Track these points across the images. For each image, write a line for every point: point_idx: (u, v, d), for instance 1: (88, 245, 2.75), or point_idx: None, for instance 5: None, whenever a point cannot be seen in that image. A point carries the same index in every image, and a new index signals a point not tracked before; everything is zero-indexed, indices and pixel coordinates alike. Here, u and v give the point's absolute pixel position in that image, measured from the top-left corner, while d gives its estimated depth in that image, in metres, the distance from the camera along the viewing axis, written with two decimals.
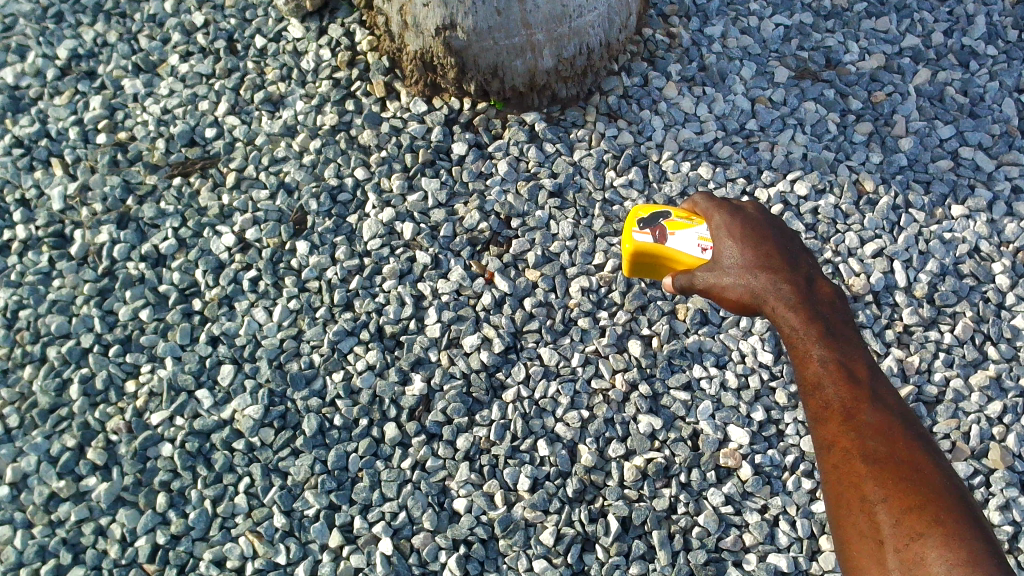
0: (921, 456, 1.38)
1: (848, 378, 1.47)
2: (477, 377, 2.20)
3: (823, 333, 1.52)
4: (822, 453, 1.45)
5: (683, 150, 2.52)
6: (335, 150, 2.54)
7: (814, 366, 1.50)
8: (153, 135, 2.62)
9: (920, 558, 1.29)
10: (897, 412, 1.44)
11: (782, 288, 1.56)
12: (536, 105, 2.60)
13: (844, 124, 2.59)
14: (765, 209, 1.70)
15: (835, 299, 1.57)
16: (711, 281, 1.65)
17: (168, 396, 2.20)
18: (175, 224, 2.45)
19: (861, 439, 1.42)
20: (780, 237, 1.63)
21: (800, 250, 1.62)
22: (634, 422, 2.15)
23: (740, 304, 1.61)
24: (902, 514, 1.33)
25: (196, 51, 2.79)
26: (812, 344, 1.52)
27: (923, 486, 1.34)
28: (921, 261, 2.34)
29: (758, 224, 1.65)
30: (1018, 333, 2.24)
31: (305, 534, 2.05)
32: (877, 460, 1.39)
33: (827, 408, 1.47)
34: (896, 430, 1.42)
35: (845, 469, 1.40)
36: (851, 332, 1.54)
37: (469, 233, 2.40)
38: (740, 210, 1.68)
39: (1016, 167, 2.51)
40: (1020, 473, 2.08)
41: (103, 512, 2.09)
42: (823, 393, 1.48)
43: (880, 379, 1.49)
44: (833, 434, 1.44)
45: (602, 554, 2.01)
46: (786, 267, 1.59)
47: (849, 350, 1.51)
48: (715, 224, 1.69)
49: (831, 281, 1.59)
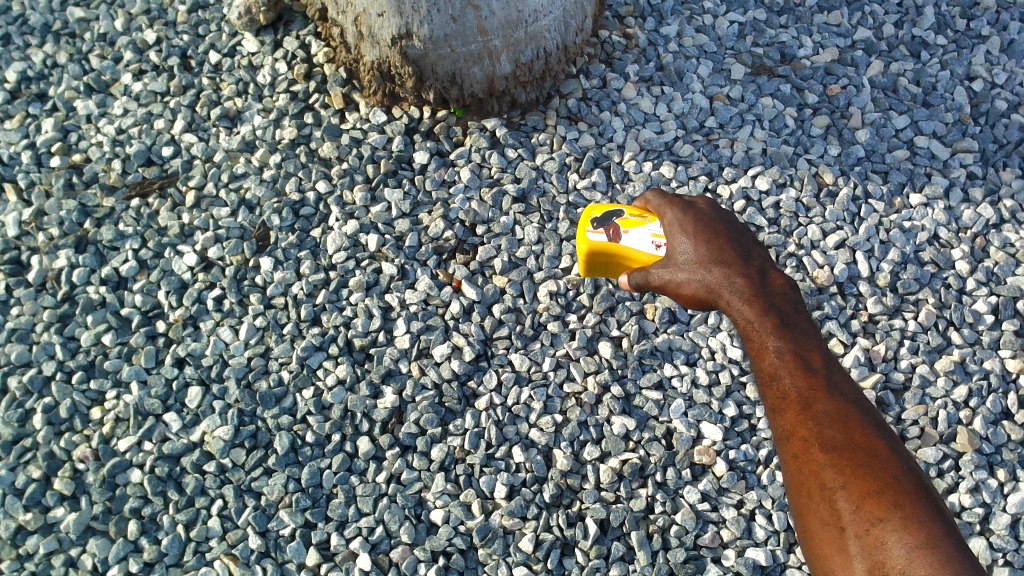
0: (878, 441, 1.38)
1: (804, 368, 1.48)
2: (449, 387, 2.18)
3: (777, 324, 1.52)
4: (781, 444, 1.45)
5: (644, 150, 2.53)
6: (296, 163, 2.51)
7: (770, 357, 1.51)
8: (108, 155, 2.58)
9: (881, 542, 1.27)
10: (853, 399, 1.44)
11: (736, 282, 1.57)
12: (497, 110, 2.60)
13: (802, 118, 2.61)
14: (717, 204, 1.70)
15: (789, 290, 1.57)
16: (667, 277, 1.66)
17: (135, 421, 2.17)
18: (135, 245, 2.41)
19: (819, 427, 1.41)
20: (733, 231, 1.63)
21: (752, 243, 1.63)
22: (608, 424, 2.15)
23: (696, 299, 1.62)
24: (861, 499, 1.31)
25: (149, 69, 2.75)
26: (768, 335, 1.52)
27: (881, 470, 1.33)
28: (883, 250, 2.37)
29: (710, 220, 1.65)
30: (980, 318, 2.28)
31: (281, 554, 2.03)
32: (834, 447, 1.38)
33: (784, 398, 1.47)
34: (853, 417, 1.42)
35: (804, 457, 1.40)
36: (806, 323, 1.54)
37: (435, 242, 2.38)
38: (692, 206, 1.67)
39: (970, 153, 2.55)
40: (988, 455, 2.11)
41: (73, 543, 2.05)
42: (780, 384, 1.48)
43: (836, 367, 1.49)
44: (791, 424, 1.44)
45: (582, 557, 2.00)
46: (739, 260, 1.59)
47: (804, 341, 1.51)
48: (668, 221, 1.69)
49: (784, 273, 1.60)
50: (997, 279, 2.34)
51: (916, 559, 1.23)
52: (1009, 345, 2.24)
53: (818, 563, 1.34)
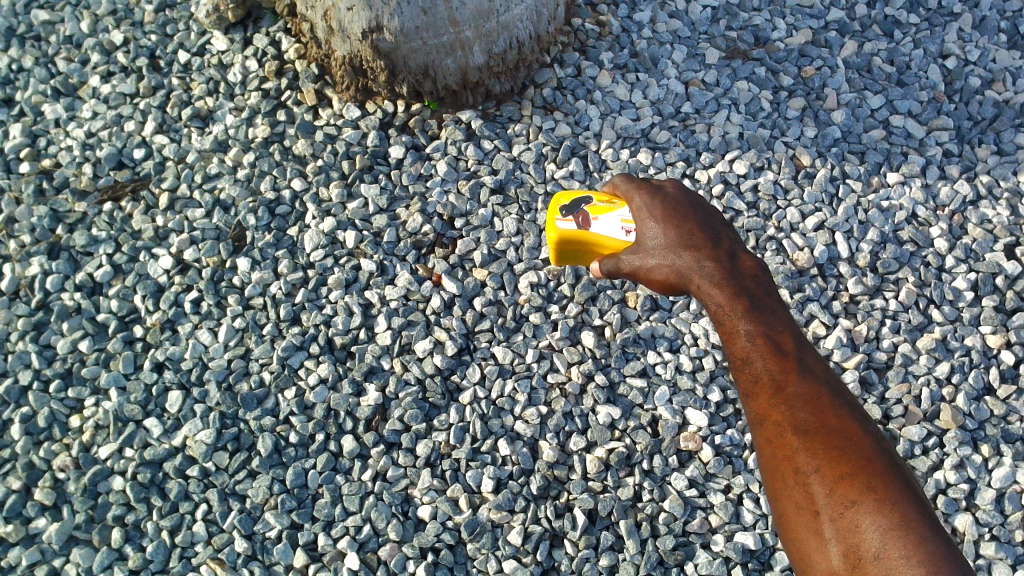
0: (852, 423, 1.34)
1: (776, 351, 1.43)
2: (432, 382, 2.17)
3: (748, 307, 1.48)
4: (754, 429, 1.41)
5: (621, 138, 2.52)
6: (270, 162, 2.48)
7: (741, 341, 1.46)
8: (79, 160, 2.54)
9: (855, 525, 1.24)
10: (826, 381, 1.40)
11: (705, 265, 1.53)
12: (471, 102, 2.58)
13: (778, 101, 2.61)
14: (685, 187, 1.67)
15: (759, 271, 1.53)
16: (636, 263, 1.61)
17: (115, 427, 2.14)
18: (109, 250, 2.38)
19: (791, 410, 1.37)
20: (701, 214, 1.60)
21: (721, 225, 1.59)
22: (593, 413, 2.14)
23: (666, 284, 1.57)
24: (835, 482, 1.28)
25: (117, 70, 2.71)
26: (738, 318, 1.48)
27: (855, 451, 1.30)
28: (862, 230, 2.37)
29: (678, 204, 1.61)
30: (959, 295, 2.29)
31: (268, 556, 2.01)
32: (807, 430, 1.34)
33: (756, 382, 1.42)
34: (826, 399, 1.37)
35: (777, 442, 1.36)
36: (776, 304, 1.49)
37: (413, 237, 2.37)
38: (660, 190, 1.65)
39: (945, 131, 2.55)
40: (971, 431, 2.12)
41: (56, 554, 2.02)
42: (752, 368, 1.44)
43: (809, 349, 1.45)
44: (764, 408, 1.40)
45: (571, 548, 2.00)
46: (708, 243, 1.55)
47: (775, 322, 1.47)
48: (636, 206, 1.66)
49: (753, 254, 1.55)
50: (976, 256, 2.35)
51: (890, 542, 1.20)
52: (988, 322, 2.25)
53: (794, 549, 1.31)
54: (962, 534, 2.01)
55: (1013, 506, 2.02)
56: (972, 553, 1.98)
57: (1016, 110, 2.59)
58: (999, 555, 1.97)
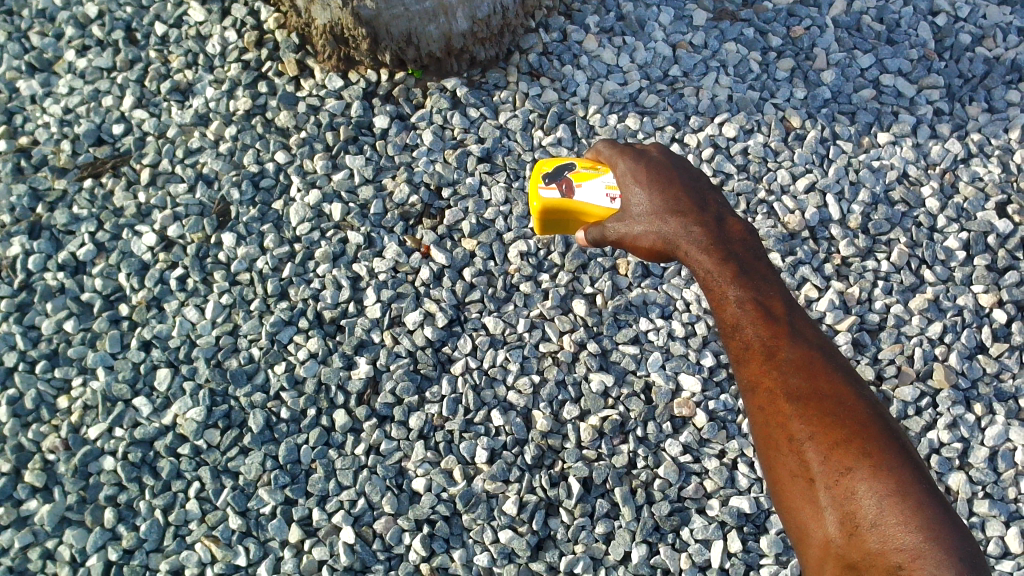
0: (845, 388, 1.32)
1: (766, 316, 1.41)
2: (423, 353, 2.15)
3: (737, 272, 1.45)
4: (746, 396, 1.38)
5: (609, 103, 2.48)
6: (252, 135, 2.44)
7: (730, 307, 1.44)
8: (57, 137, 2.49)
9: (851, 492, 1.23)
10: (818, 345, 1.38)
11: (693, 231, 1.49)
12: (456, 70, 2.53)
13: (766, 62, 2.58)
14: (670, 151, 1.63)
15: (747, 235, 1.49)
16: (623, 231, 1.59)
17: (104, 407, 2.12)
18: (91, 228, 2.34)
19: (783, 377, 1.35)
20: (687, 178, 1.56)
21: (707, 189, 1.55)
22: (586, 382, 2.13)
23: (653, 252, 1.55)
24: (829, 449, 1.26)
25: (93, 44, 2.65)
26: (727, 285, 1.45)
27: (849, 417, 1.28)
28: (852, 192, 2.36)
29: (664, 168, 1.57)
30: (952, 254, 2.28)
31: (263, 533, 2.00)
32: (800, 396, 1.32)
33: (747, 348, 1.40)
34: (818, 363, 1.35)
35: (769, 409, 1.34)
36: (766, 268, 1.47)
37: (401, 208, 2.33)
38: (644, 154, 1.61)
39: (936, 89, 2.53)
40: (964, 390, 2.12)
41: (49, 535, 2.01)
42: (742, 334, 1.41)
43: (799, 313, 1.42)
44: (756, 375, 1.38)
45: (567, 516, 2.00)
46: (695, 207, 1.51)
47: (765, 287, 1.44)
48: (621, 172, 1.62)
49: (742, 217, 1.52)
50: (967, 215, 2.34)
51: (887, 509, 1.19)
52: (981, 280, 2.24)
53: (790, 517, 1.30)
54: (955, 493, 2.02)
55: (1006, 464, 2.03)
56: (966, 511, 1.99)
57: (1007, 66, 2.57)
58: (992, 512, 1.98)
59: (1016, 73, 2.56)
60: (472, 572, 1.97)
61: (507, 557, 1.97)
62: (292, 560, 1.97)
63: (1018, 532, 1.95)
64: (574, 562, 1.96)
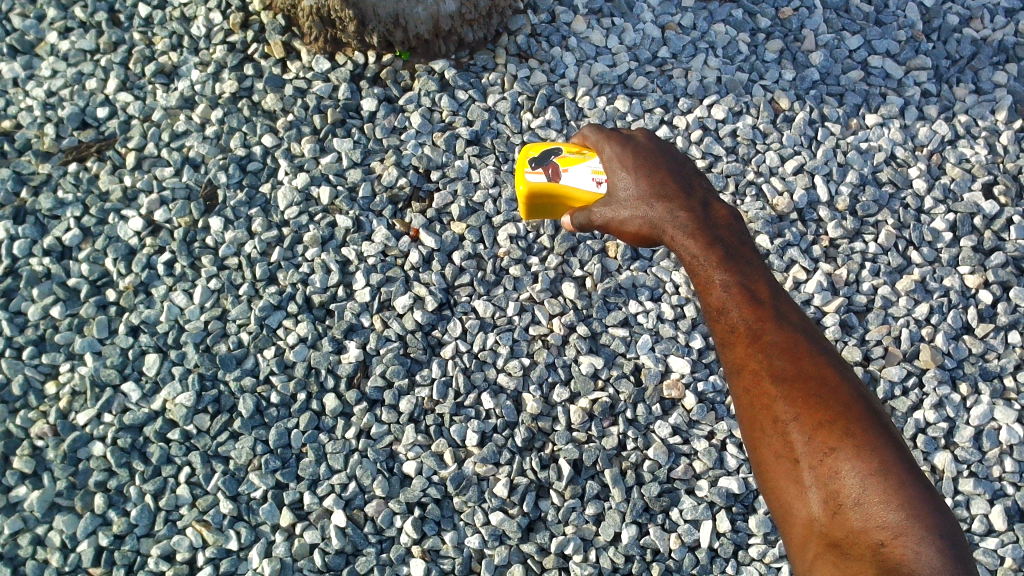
0: (829, 369, 1.33)
1: (751, 300, 1.41)
2: (413, 337, 2.15)
3: (722, 257, 1.45)
4: (732, 379, 1.39)
5: (598, 85, 2.48)
6: (239, 118, 2.42)
7: (716, 291, 1.43)
8: (40, 120, 2.46)
9: (835, 472, 1.23)
10: (803, 328, 1.38)
11: (679, 216, 1.49)
12: (444, 52, 2.52)
13: (755, 44, 2.57)
14: (657, 137, 1.64)
15: (732, 220, 1.50)
16: (610, 216, 1.60)
17: (92, 393, 2.11)
18: (76, 212, 2.32)
19: (768, 359, 1.35)
20: (672, 163, 1.56)
21: (693, 174, 1.55)
22: (576, 364, 2.14)
23: (640, 236, 1.55)
24: (813, 429, 1.27)
25: (75, 26, 2.61)
26: (713, 269, 1.44)
27: (833, 398, 1.29)
28: (841, 173, 2.36)
29: (650, 154, 1.58)
30: (938, 236, 2.29)
31: (254, 517, 2.00)
32: (785, 378, 1.33)
33: (732, 332, 1.40)
34: (802, 346, 1.36)
35: (754, 391, 1.34)
36: (751, 252, 1.47)
37: (389, 191, 2.32)
38: (630, 139, 1.62)
39: (923, 71, 2.53)
40: (950, 370, 2.14)
41: (39, 521, 2.00)
42: (727, 317, 1.42)
43: (784, 297, 1.42)
44: (742, 358, 1.38)
45: (557, 498, 2.01)
46: (680, 192, 1.52)
47: (750, 271, 1.44)
48: (608, 158, 1.63)
49: (727, 202, 1.52)
50: (954, 196, 2.35)
51: (870, 487, 1.20)
52: (967, 262, 2.25)
53: (775, 498, 1.31)
54: (941, 472, 2.04)
55: (991, 443, 2.05)
56: (951, 490, 2.02)
57: (994, 48, 2.57)
58: (976, 491, 2.01)
59: (1003, 54, 2.56)
60: (463, 554, 1.97)
61: (498, 539, 1.98)
62: (284, 544, 1.97)
63: (1001, 510, 1.98)
64: (565, 543, 1.98)
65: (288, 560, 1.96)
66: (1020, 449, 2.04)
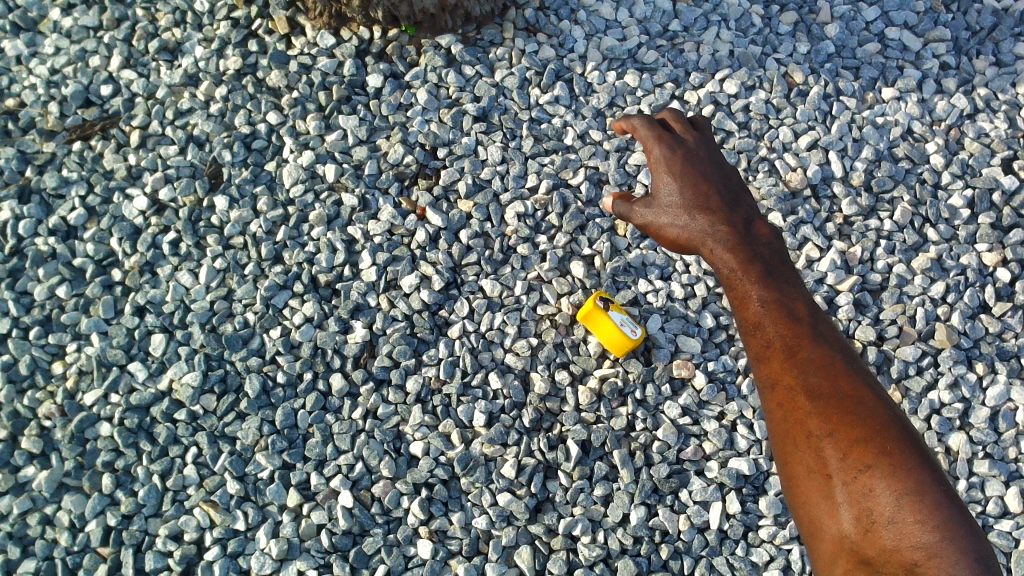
0: (867, 389, 1.22)
1: (789, 316, 1.29)
2: (420, 317, 2.13)
3: (762, 273, 1.32)
4: (763, 395, 1.28)
5: (607, 60, 2.43)
6: (243, 95, 2.39)
7: (752, 305, 1.31)
8: (44, 98, 2.44)
9: (868, 490, 1.13)
10: (841, 347, 1.27)
11: (720, 230, 1.36)
12: (450, 26, 2.46)
13: (769, 16, 2.51)
14: (706, 142, 1.50)
15: (774, 238, 1.37)
16: (649, 219, 1.44)
17: (99, 372, 2.10)
18: (81, 192, 2.30)
19: (803, 375, 1.24)
20: (718, 175, 1.44)
21: (739, 187, 1.42)
22: (584, 344, 2.11)
23: (678, 246, 1.41)
24: (849, 447, 1.16)
25: (78, 3, 2.58)
26: (751, 284, 1.31)
27: (870, 418, 1.18)
28: (856, 148, 2.31)
29: (697, 161, 1.46)
30: (955, 213, 2.24)
31: (261, 497, 2.00)
32: (820, 395, 1.22)
33: (767, 346, 1.29)
34: (839, 364, 1.25)
35: (788, 406, 1.23)
36: (790, 268, 1.35)
37: (396, 168, 2.29)
38: (678, 140, 1.49)
39: (942, 43, 2.47)
40: (966, 350, 2.09)
41: (47, 501, 2.01)
42: (762, 331, 1.30)
43: (822, 316, 1.31)
44: (776, 374, 1.26)
45: (565, 479, 1.99)
46: (724, 207, 1.38)
47: (789, 288, 1.32)
48: (653, 157, 1.48)
49: (770, 221, 1.39)
50: (972, 171, 2.30)
51: (905, 508, 1.10)
52: (985, 239, 2.20)
53: (804, 514, 1.20)
54: (956, 453, 2.01)
55: (1007, 424, 2.02)
56: (966, 472, 1.98)
57: (1016, 18, 2.51)
58: (992, 472, 1.97)
59: None
60: (471, 535, 1.96)
61: (506, 520, 1.97)
62: (290, 525, 1.97)
63: (1018, 491, 1.95)
64: (573, 525, 1.95)
65: (295, 540, 1.96)
66: None
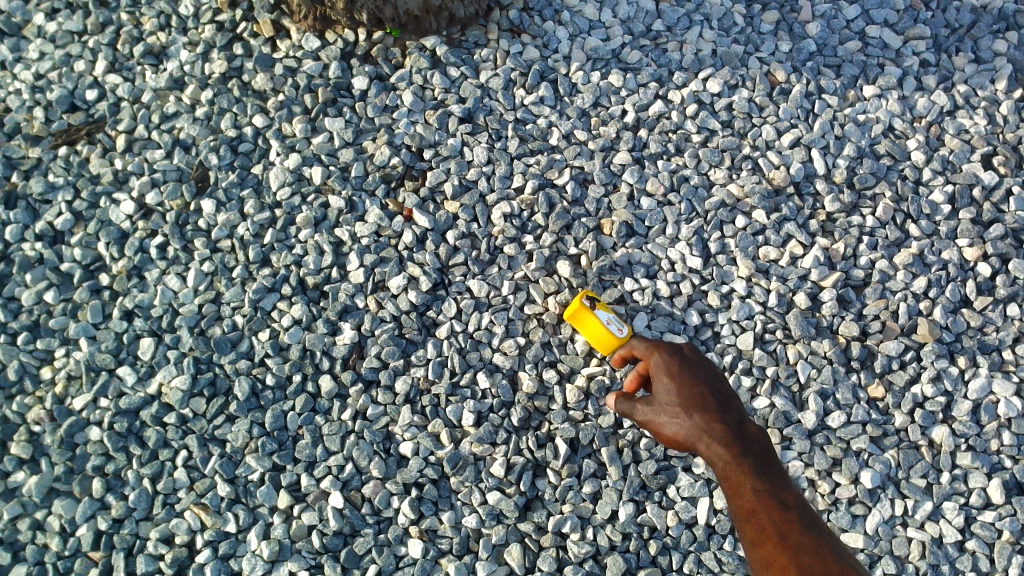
0: (842, 554, 1.44)
1: (779, 506, 1.53)
2: (408, 318, 2.14)
3: (753, 473, 1.60)
4: (752, 559, 1.49)
5: (591, 60, 2.45)
6: (229, 98, 2.39)
7: (747, 499, 1.57)
8: (28, 103, 2.44)
9: None
10: (825, 529, 1.49)
11: (720, 450, 1.66)
12: (435, 28, 2.47)
13: (751, 15, 2.54)
14: (706, 361, 1.85)
15: (760, 441, 1.68)
16: (650, 416, 1.80)
17: (88, 377, 2.11)
18: (68, 196, 2.30)
19: (790, 541, 1.46)
20: (720, 396, 1.76)
21: (753, 434, 1.69)
22: (571, 342, 2.13)
23: (674, 441, 1.76)
24: None
25: (62, 7, 2.58)
26: (746, 482, 1.59)
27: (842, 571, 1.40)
28: (838, 146, 2.33)
29: (696, 371, 1.80)
30: (936, 209, 2.27)
31: (252, 499, 2.01)
32: (803, 552, 1.43)
33: (761, 530, 1.51)
34: (820, 537, 1.47)
35: (773, 563, 1.45)
36: (779, 472, 1.62)
37: (382, 170, 2.30)
38: (677, 350, 1.85)
39: (922, 40, 2.50)
40: (948, 344, 2.12)
41: (37, 506, 2.01)
42: (756, 519, 1.53)
43: (810, 512, 1.54)
44: (767, 546, 1.48)
45: (554, 477, 2.01)
46: (717, 411, 1.72)
47: (780, 488, 1.58)
48: (654, 364, 1.85)
49: (758, 425, 1.71)
50: (952, 167, 2.32)
51: None
52: (966, 234, 2.23)
53: None
54: (939, 446, 2.03)
55: (989, 416, 2.04)
56: (949, 464, 2.01)
57: (995, 15, 2.54)
58: (974, 464, 2.00)
59: (1004, 22, 2.53)
60: (461, 534, 1.97)
61: (496, 518, 1.99)
62: (281, 526, 1.98)
63: (999, 483, 1.98)
64: (562, 522, 1.97)
65: (286, 541, 1.97)
66: (1017, 422, 2.03)
